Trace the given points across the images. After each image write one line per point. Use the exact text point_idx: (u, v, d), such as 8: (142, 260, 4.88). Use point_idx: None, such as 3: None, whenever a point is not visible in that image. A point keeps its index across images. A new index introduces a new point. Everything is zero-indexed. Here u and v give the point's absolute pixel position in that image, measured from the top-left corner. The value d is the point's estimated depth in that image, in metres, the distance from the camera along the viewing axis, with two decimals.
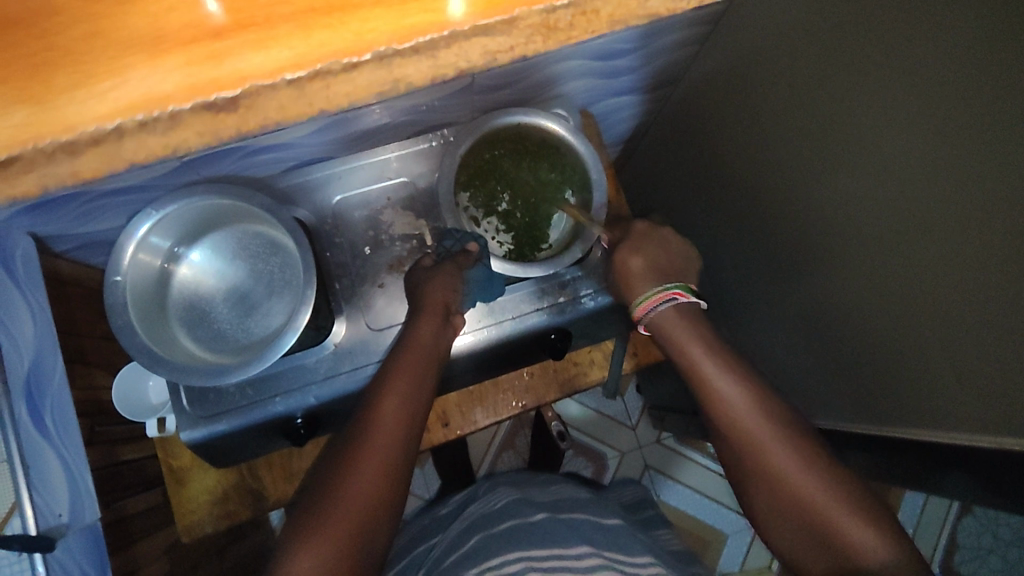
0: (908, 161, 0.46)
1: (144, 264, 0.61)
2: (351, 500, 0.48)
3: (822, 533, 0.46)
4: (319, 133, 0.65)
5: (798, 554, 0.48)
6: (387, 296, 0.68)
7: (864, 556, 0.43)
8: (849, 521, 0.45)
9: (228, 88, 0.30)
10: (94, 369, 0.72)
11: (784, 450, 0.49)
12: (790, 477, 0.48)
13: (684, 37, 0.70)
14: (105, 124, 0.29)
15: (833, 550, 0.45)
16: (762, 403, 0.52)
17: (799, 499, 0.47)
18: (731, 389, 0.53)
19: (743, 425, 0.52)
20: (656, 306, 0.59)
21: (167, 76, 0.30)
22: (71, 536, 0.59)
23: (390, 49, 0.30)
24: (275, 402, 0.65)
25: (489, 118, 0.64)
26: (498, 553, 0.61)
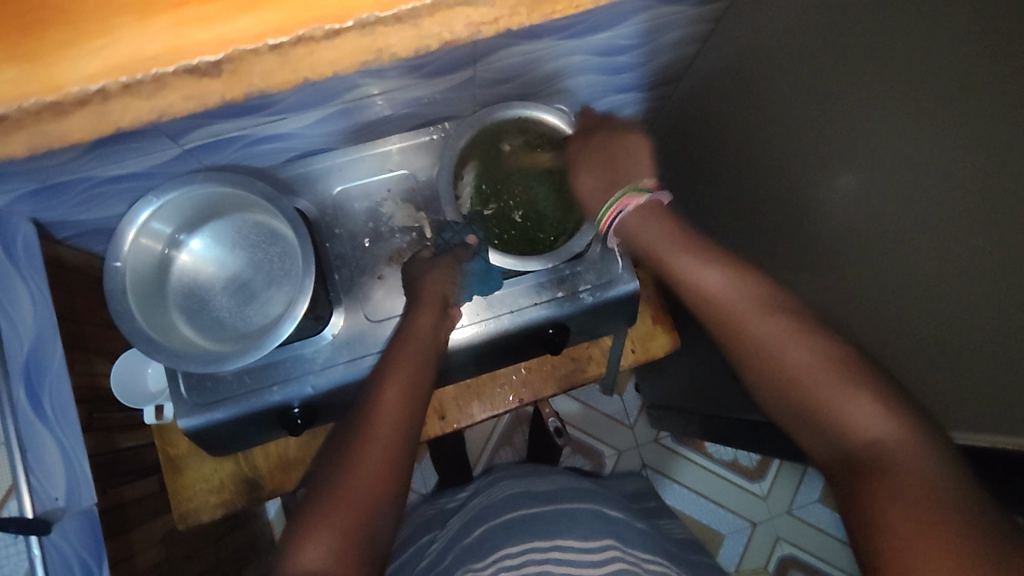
0: (897, 160, 0.46)
1: (145, 249, 0.61)
2: (353, 492, 0.48)
3: (820, 408, 0.46)
4: (321, 124, 0.65)
5: (797, 432, 0.48)
6: (386, 288, 0.68)
7: (865, 430, 0.43)
8: (845, 395, 0.44)
9: (211, 53, 0.28)
10: (94, 356, 0.73)
11: (773, 328, 0.50)
12: (784, 360, 0.48)
13: (686, 35, 0.70)
14: (90, 86, 0.28)
15: (835, 426, 0.45)
16: (741, 281, 0.53)
17: (795, 378, 0.47)
18: (713, 273, 0.54)
19: (726, 311, 0.52)
20: (616, 217, 0.60)
21: (155, 37, 0.28)
22: (67, 520, 0.59)
23: (372, 18, 0.28)
24: (273, 391, 0.66)
25: (491, 110, 0.65)
26: (500, 547, 0.61)
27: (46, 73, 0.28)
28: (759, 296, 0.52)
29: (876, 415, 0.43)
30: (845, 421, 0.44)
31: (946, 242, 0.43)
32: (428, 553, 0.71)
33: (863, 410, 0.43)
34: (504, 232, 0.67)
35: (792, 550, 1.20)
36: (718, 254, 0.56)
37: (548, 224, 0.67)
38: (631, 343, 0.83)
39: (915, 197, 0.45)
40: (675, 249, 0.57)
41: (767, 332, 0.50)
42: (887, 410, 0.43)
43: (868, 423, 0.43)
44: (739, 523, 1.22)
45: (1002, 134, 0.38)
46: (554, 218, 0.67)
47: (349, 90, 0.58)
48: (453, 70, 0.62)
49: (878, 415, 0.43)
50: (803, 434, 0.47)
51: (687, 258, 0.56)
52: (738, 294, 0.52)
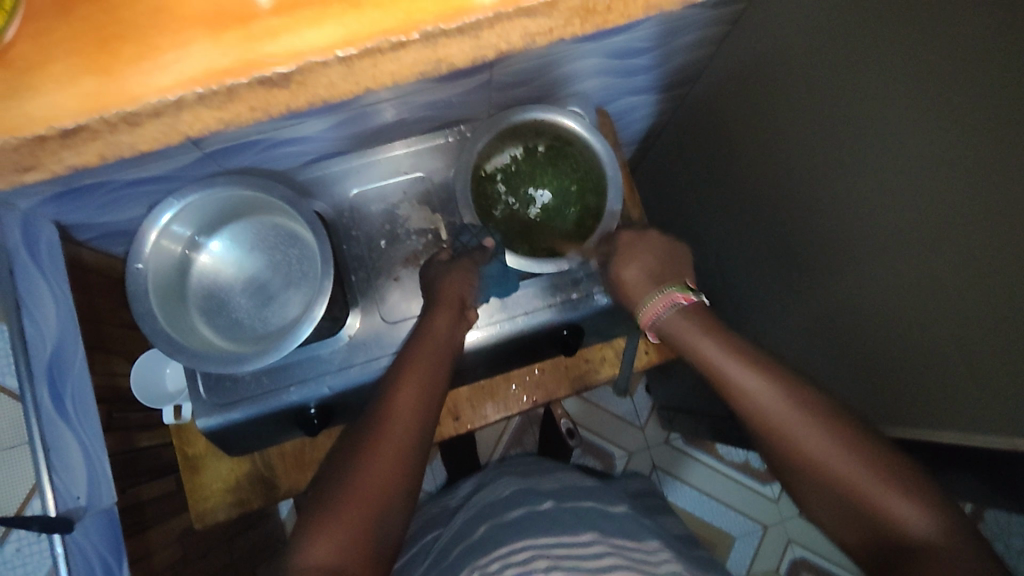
0: (918, 159, 0.46)
1: (166, 251, 0.62)
2: (365, 488, 0.48)
3: (865, 512, 0.44)
4: (338, 127, 0.66)
5: (841, 529, 0.46)
6: (402, 290, 0.69)
7: (910, 531, 0.42)
8: (888, 498, 0.43)
9: (284, 64, 0.30)
10: (113, 356, 0.73)
11: (812, 432, 0.47)
12: (826, 460, 0.46)
13: (701, 37, 0.70)
14: (165, 96, 0.30)
15: (884, 532, 0.43)
16: (779, 384, 0.50)
17: (844, 492, 0.45)
18: (751, 380, 0.51)
19: (767, 414, 0.49)
20: (660, 313, 0.57)
21: (226, 52, 0.31)
22: (88, 519, 0.60)
23: (436, 29, 0.30)
24: (290, 392, 0.66)
25: (509, 113, 0.65)
26: (510, 541, 0.62)
27: (119, 86, 0.31)
28: (806, 407, 0.48)
29: (923, 517, 0.42)
30: (891, 519, 0.43)
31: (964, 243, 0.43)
32: (437, 550, 0.71)
33: (908, 512, 0.42)
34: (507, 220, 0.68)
35: (803, 552, 1.20)
36: (745, 351, 0.53)
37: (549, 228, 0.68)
38: (645, 345, 0.83)
39: (934, 198, 0.45)
40: (721, 359, 0.53)
41: (812, 439, 0.47)
42: (933, 512, 0.42)
43: (916, 525, 0.42)
44: (748, 525, 1.21)
45: (1018, 134, 0.38)
46: (554, 230, 0.68)
47: (366, 94, 0.59)
48: (469, 73, 0.62)
49: (926, 518, 0.42)
50: (838, 525, 0.46)
51: (725, 363, 0.52)
52: (784, 401, 0.49)
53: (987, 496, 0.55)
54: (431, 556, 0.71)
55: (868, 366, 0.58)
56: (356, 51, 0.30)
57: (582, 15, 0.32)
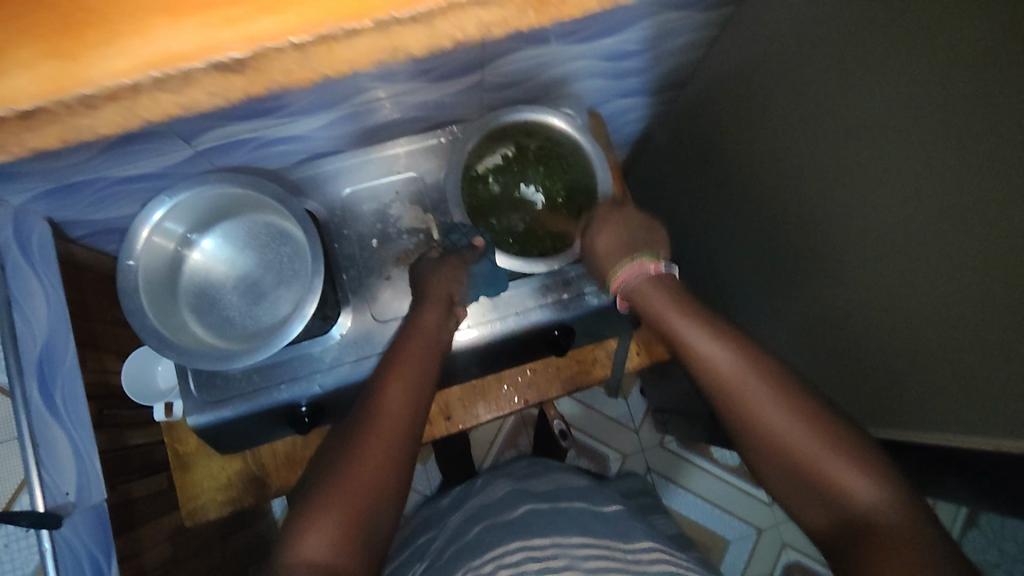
0: (904, 160, 0.46)
1: (157, 247, 0.62)
2: (356, 483, 0.49)
3: (815, 483, 0.45)
4: (330, 126, 0.66)
5: (789, 497, 0.48)
6: (393, 289, 0.69)
7: (857, 503, 0.43)
8: (838, 470, 0.44)
9: (239, 51, 0.28)
10: (105, 353, 0.74)
11: (769, 403, 0.48)
12: (781, 431, 0.47)
13: (692, 40, 0.71)
14: (124, 80, 0.29)
15: (833, 503, 0.44)
16: (738, 352, 0.50)
17: (799, 465, 0.46)
18: (713, 348, 0.51)
19: (727, 384, 0.50)
20: (629, 280, 0.58)
21: (184, 37, 0.28)
22: (77, 514, 0.60)
23: (391, 17, 0.29)
24: (280, 389, 0.66)
25: (499, 114, 0.65)
26: (499, 542, 0.62)
27: (76, 69, 0.29)
28: (765, 376, 0.49)
29: (871, 490, 0.43)
30: (843, 493, 0.44)
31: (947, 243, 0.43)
32: (431, 551, 0.71)
33: (861, 487, 0.43)
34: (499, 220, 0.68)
35: (797, 556, 1.20)
36: (709, 320, 0.53)
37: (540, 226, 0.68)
38: (636, 346, 0.83)
39: (919, 198, 0.45)
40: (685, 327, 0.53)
41: (769, 410, 0.48)
42: (885, 488, 0.43)
43: (868, 501, 0.43)
44: (743, 529, 1.22)
45: (999, 133, 0.38)
46: (540, 237, 0.68)
47: (357, 93, 0.59)
48: (461, 73, 0.63)
49: (873, 490, 0.43)
50: (792, 498, 0.47)
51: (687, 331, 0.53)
52: (741, 370, 0.49)
53: (974, 499, 0.56)
54: (426, 557, 0.71)
55: (855, 368, 0.58)
56: (310, 38, 0.29)
57: (536, 6, 0.31)
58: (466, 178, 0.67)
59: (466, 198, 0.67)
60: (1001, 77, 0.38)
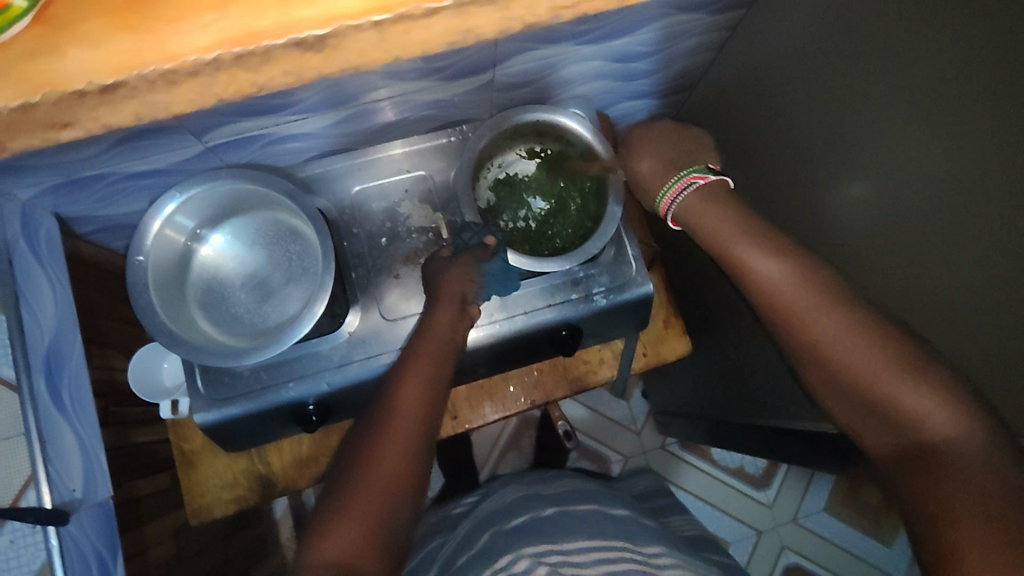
0: (897, 164, 0.46)
1: (168, 241, 0.62)
2: (375, 484, 0.49)
3: (876, 403, 0.46)
4: (341, 124, 0.66)
5: (846, 415, 0.49)
6: (402, 287, 0.69)
7: (924, 424, 0.43)
8: (903, 391, 0.45)
9: (321, 28, 0.29)
10: (110, 351, 0.73)
11: (829, 315, 0.49)
12: (838, 349, 0.48)
13: (703, 42, 0.71)
14: (204, 56, 0.29)
15: (896, 423, 0.45)
16: (795, 268, 0.52)
17: (860, 383, 0.47)
18: (767, 265, 0.54)
19: (783, 299, 0.52)
20: (676, 198, 0.62)
21: (260, 16, 0.29)
22: (83, 511, 0.60)
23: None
24: (289, 387, 0.66)
25: (510, 113, 0.65)
26: (512, 548, 0.62)
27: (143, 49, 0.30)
28: (821, 286, 0.50)
29: (935, 410, 0.43)
30: (905, 410, 0.44)
31: None
32: (443, 556, 0.71)
33: (923, 404, 0.43)
34: (512, 220, 0.70)
35: (797, 559, 1.20)
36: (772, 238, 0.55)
37: (551, 231, 0.69)
38: (643, 346, 0.83)
39: None
40: (734, 241, 0.57)
41: (827, 326, 0.49)
42: (948, 401, 0.42)
43: (931, 418, 0.43)
44: (744, 531, 1.22)
45: None
46: (548, 238, 0.69)
47: (369, 90, 0.59)
48: (472, 73, 0.63)
49: (937, 410, 0.43)
50: (849, 413, 0.49)
51: (736, 245, 0.56)
52: (793, 282, 0.52)
53: None
54: (438, 561, 0.71)
55: None
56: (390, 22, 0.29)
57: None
58: (482, 174, 0.70)
59: (479, 198, 0.70)
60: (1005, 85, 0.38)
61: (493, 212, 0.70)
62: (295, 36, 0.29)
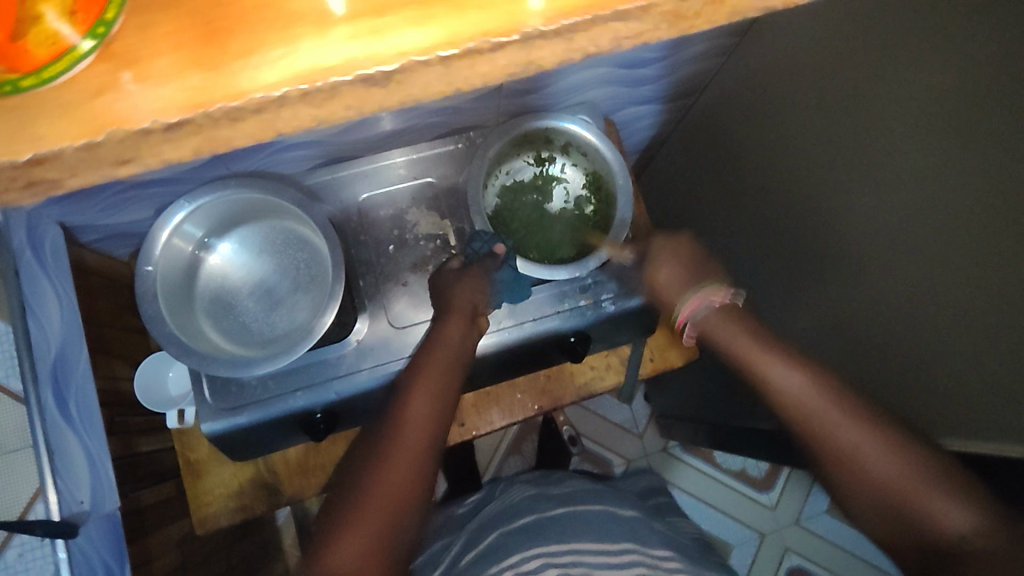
0: (912, 171, 0.46)
1: (177, 251, 0.62)
2: (383, 497, 0.48)
3: (898, 504, 0.45)
4: (346, 132, 0.66)
5: (868, 522, 0.47)
6: (411, 295, 0.69)
7: (944, 524, 0.42)
8: (926, 493, 0.44)
9: (389, 61, 0.19)
10: (115, 360, 0.73)
11: (851, 426, 0.48)
12: (859, 451, 0.47)
13: (709, 48, 0.71)
14: (270, 93, 0.19)
15: (916, 526, 0.44)
16: (814, 378, 0.51)
17: (883, 491, 0.46)
18: (790, 376, 0.53)
19: (805, 408, 0.51)
20: (695, 312, 0.60)
21: None
22: (91, 524, 0.59)
23: None
24: (297, 396, 0.66)
25: (519, 121, 0.66)
26: (516, 550, 0.62)
27: None
28: (843, 399, 0.50)
29: (955, 510, 0.42)
30: (929, 517, 0.43)
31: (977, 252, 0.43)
32: (446, 558, 0.71)
33: (944, 507, 0.42)
34: (522, 226, 0.69)
35: (800, 561, 1.20)
36: (786, 350, 0.55)
37: (561, 237, 0.68)
38: (650, 352, 0.83)
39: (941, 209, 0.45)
40: (763, 356, 0.55)
41: (848, 430, 0.48)
42: (971, 505, 0.42)
43: (953, 519, 0.42)
44: (747, 533, 1.22)
45: None
46: (558, 244, 0.68)
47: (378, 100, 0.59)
48: None
49: (957, 510, 0.42)
50: (870, 522, 0.47)
51: (769, 364, 0.54)
52: (814, 390, 0.51)
53: None
54: (440, 565, 0.70)
55: None
56: None
57: None
58: (491, 180, 0.69)
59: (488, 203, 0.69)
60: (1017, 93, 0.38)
61: (502, 219, 0.69)
62: (361, 70, 0.19)
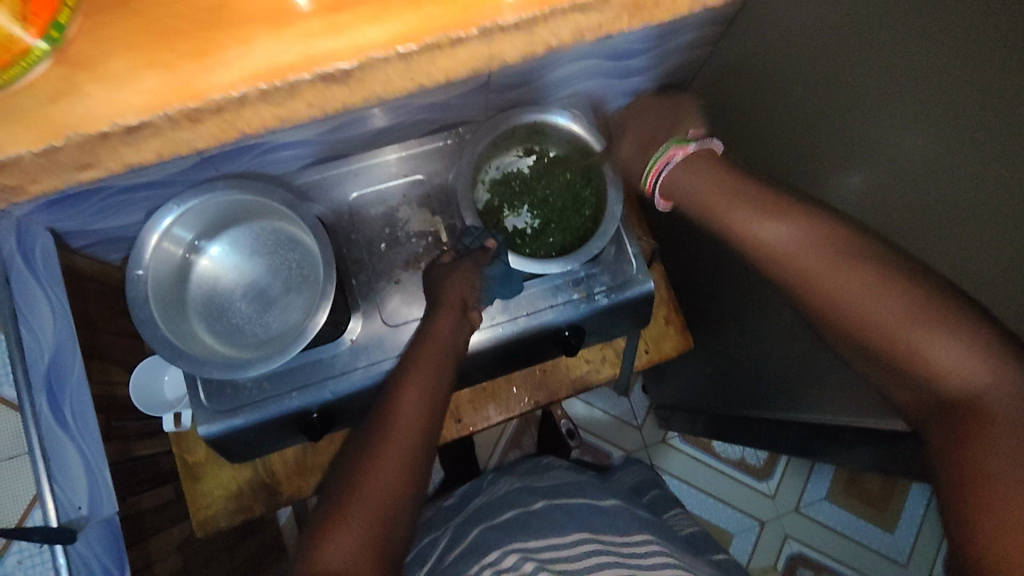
0: None
1: (166, 256, 0.61)
2: (374, 492, 0.48)
3: (901, 354, 0.40)
4: (335, 131, 0.66)
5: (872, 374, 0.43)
6: (403, 292, 0.69)
7: (951, 374, 0.38)
8: (929, 340, 0.39)
9: (345, 59, 0.24)
10: (110, 364, 0.73)
11: (846, 272, 0.42)
12: (858, 300, 0.41)
13: (697, 37, 0.70)
14: (230, 93, 0.24)
15: (921, 375, 0.39)
16: (807, 222, 0.45)
17: (878, 335, 0.41)
18: (774, 226, 0.46)
19: (795, 260, 0.45)
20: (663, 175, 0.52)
21: (291, 47, 0.24)
22: (90, 528, 0.60)
23: (493, 25, 0.25)
24: (292, 397, 0.66)
25: (507, 115, 0.65)
26: (503, 543, 0.62)
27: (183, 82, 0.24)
28: (834, 240, 0.43)
29: (962, 357, 0.37)
30: (929, 364, 0.39)
31: None
32: (437, 548, 0.71)
33: (953, 355, 0.38)
34: (515, 221, 0.70)
35: (802, 548, 1.21)
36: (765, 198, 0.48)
37: (554, 229, 0.69)
38: (644, 344, 0.83)
39: None
40: (733, 205, 0.48)
41: (841, 279, 0.42)
42: (980, 348, 0.37)
43: (958, 368, 0.38)
44: (746, 522, 1.22)
45: None
46: (550, 236, 0.69)
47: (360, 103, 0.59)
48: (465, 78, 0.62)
49: (970, 359, 0.37)
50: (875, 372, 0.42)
51: (744, 217, 0.48)
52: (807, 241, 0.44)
53: None
54: (430, 556, 0.71)
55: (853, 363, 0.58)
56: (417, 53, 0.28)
57: None
58: (480, 176, 0.70)
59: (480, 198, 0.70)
60: None
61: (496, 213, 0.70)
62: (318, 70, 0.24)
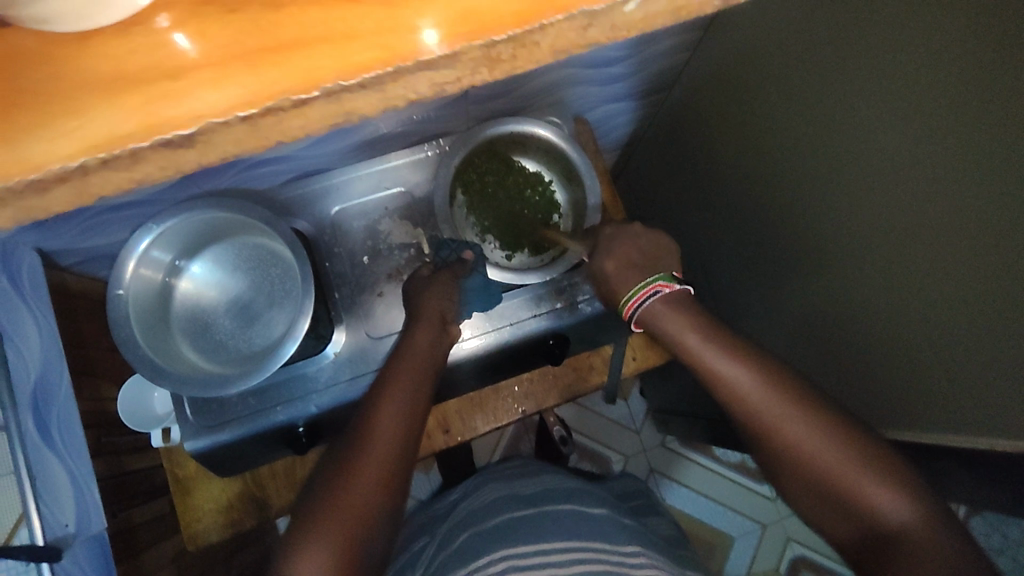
0: (872, 159, 0.45)
1: (146, 279, 0.62)
2: (350, 506, 0.49)
3: (822, 474, 0.46)
4: (319, 145, 0.67)
5: (793, 488, 0.48)
6: (386, 304, 0.69)
7: (887, 518, 0.43)
8: (865, 481, 0.44)
9: (185, 126, 0.19)
10: (100, 381, 0.73)
11: (765, 389, 0.49)
12: (780, 419, 0.48)
13: (674, 44, 0.71)
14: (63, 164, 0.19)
15: (850, 505, 0.45)
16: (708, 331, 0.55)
17: (821, 470, 0.46)
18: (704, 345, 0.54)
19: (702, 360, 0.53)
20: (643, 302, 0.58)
21: (129, 112, 0.19)
22: (76, 546, 0.60)
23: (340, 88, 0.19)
24: (277, 411, 0.66)
25: (482, 128, 0.65)
26: (487, 552, 0.63)
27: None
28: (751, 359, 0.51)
29: (898, 502, 0.43)
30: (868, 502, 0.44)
31: (925, 242, 0.42)
32: (424, 557, 0.71)
33: (890, 498, 0.43)
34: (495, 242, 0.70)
35: (804, 551, 1.20)
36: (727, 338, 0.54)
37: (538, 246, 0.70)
38: (632, 351, 0.83)
39: (891, 206, 0.44)
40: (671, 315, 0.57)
41: (749, 385, 0.50)
42: (912, 501, 0.43)
43: (891, 509, 0.43)
44: (747, 525, 1.22)
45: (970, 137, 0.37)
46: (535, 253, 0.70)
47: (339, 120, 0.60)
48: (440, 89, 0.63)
49: (903, 505, 0.43)
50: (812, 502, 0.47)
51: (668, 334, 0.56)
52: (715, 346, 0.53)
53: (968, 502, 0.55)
54: (417, 564, 0.71)
55: (829, 367, 0.57)
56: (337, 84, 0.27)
57: None
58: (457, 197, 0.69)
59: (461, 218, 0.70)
60: (968, 87, 0.37)
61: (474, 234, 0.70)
62: (158, 135, 0.19)
